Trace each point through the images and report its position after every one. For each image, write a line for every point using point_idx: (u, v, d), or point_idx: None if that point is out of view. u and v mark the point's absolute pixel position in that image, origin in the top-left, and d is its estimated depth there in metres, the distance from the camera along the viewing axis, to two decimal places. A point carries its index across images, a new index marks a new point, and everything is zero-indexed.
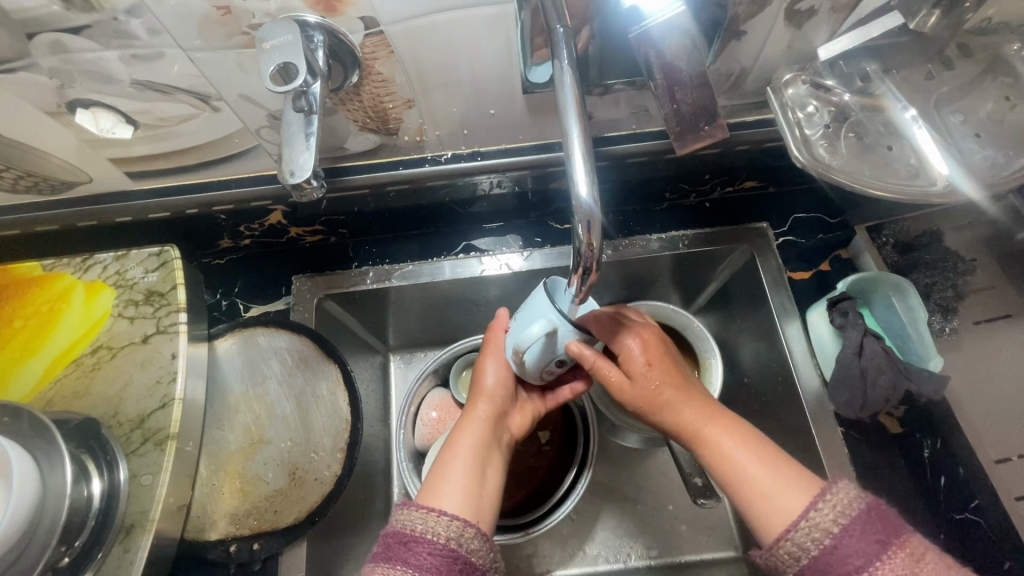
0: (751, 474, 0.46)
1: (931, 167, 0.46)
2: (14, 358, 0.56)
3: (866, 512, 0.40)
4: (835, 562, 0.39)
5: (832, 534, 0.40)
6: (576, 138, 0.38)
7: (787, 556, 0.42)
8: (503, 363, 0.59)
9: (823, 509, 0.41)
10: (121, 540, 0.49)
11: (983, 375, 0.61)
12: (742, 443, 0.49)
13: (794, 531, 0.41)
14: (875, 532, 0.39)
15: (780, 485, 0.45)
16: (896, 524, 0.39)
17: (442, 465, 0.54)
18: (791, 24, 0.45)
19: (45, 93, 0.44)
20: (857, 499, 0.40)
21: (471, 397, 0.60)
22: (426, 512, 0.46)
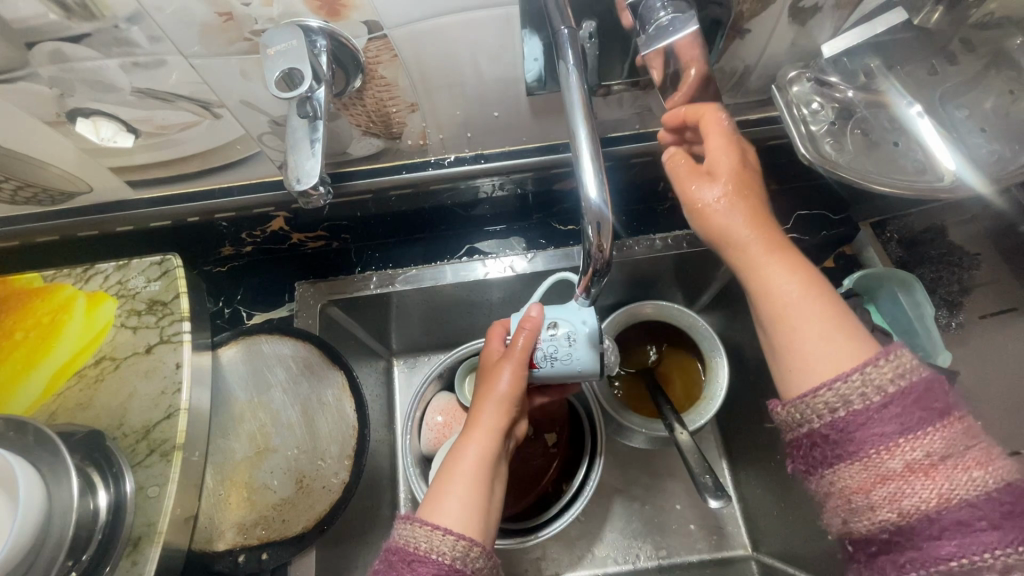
0: (792, 321, 0.41)
1: (937, 162, 0.46)
2: (16, 371, 0.55)
3: (924, 383, 0.36)
4: (869, 420, 0.36)
5: (885, 393, 0.36)
6: (583, 138, 0.38)
7: (818, 405, 0.38)
8: (521, 375, 0.53)
9: (873, 372, 0.36)
10: (128, 553, 0.49)
11: (992, 370, 0.61)
12: (801, 295, 0.42)
13: (837, 385, 0.37)
14: (927, 408, 0.35)
15: (820, 349, 0.40)
16: (950, 406, 0.35)
17: (447, 471, 0.51)
18: (796, 22, 0.45)
19: (45, 103, 0.44)
20: (920, 369, 0.36)
21: (478, 402, 0.54)
22: (429, 531, 0.45)
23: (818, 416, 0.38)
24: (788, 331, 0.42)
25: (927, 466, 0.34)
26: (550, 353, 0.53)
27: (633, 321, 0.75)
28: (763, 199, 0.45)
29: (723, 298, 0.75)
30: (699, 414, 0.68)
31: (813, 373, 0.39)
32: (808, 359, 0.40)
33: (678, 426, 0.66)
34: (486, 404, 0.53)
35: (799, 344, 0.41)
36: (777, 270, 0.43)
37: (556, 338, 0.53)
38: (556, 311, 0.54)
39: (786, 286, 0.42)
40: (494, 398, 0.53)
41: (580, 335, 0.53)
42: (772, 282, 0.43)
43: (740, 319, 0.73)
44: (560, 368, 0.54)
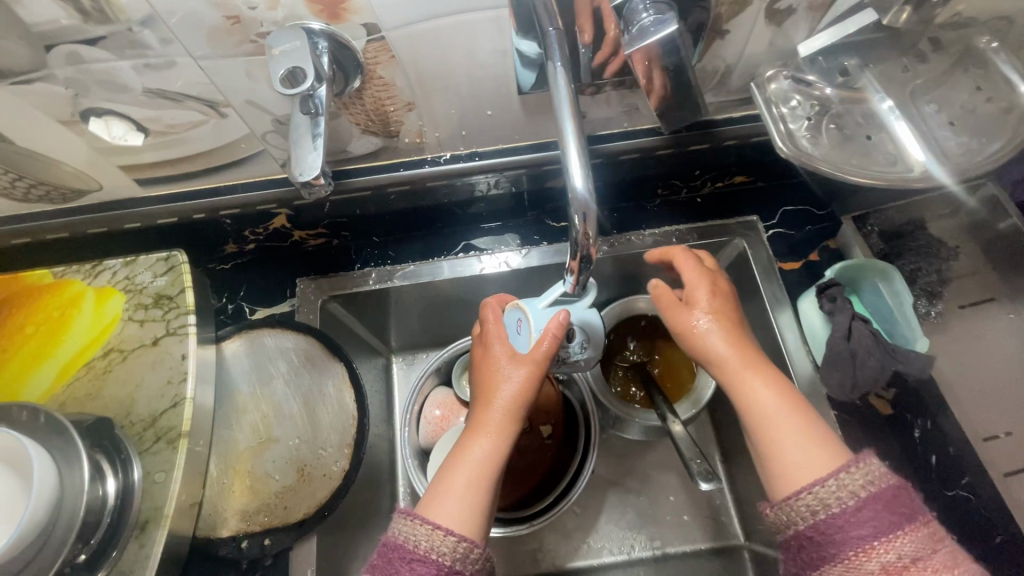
0: (774, 430, 0.46)
1: (907, 155, 0.48)
2: (27, 363, 0.57)
3: (891, 489, 0.40)
4: (845, 525, 0.40)
5: (857, 498, 0.40)
6: (570, 133, 0.40)
7: (803, 509, 0.42)
8: (535, 381, 0.53)
9: (844, 481, 0.41)
10: (136, 535, 0.50)
11: (971, 358, 0.64)
12: (781, 405, 0.47)
13: (814, 490, 0.42)
14: (893, 512, 0.39)
15: (805, 451, 0.45)
16: (916, 511, 0.40)
17: (452, 468, 0.51)
18: (773, 23, 0.48)
19: (60, 103, 0.46)
20: (888, 475, 0.41)
21: (488, 399, 0.54)
22: (430, 531, 0.46)
23: (801, 519, 0.42)
24: (772, 438, 0.46)
25: (899, 567, 0.38)
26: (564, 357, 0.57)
27: (625, 316, 0.77)
28: (744, 331, 0.53)
29: None
30: (691, 404, 0.71)
31: (795, 479, 0.44)
32: (797, 465, 0.44)
33: (671, 416, 0.68)
34: (497, 403, 0.53)
35: (783, 449, 0.45)
36: (758, 378, 0.49)
37: (574, 347, 0.57)
38: (577, 316, 0.56)
39: (765, 395, 0.48)
40: (506, 399, 0.53)
41: (593, 343, 0.58)
42: (755, 395, 0.48)
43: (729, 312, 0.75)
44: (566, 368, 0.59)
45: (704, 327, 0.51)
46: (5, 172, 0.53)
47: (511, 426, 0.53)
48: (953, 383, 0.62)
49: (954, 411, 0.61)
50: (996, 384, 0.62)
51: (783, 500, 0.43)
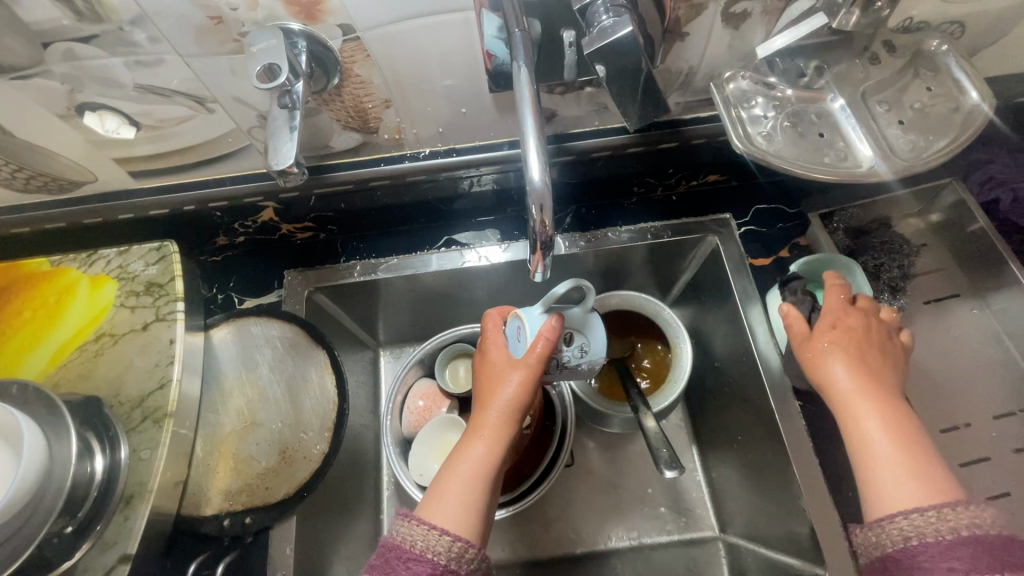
0: (871, 456, 0.48)
1: (856, 152, 0.51)
2: (23, 346, 0.60)
3: (996, 538, 0.41)
4: (934, 554, 0.42)
5: (949, 535, 0.42)
6: (530, 127, 0.43)
7: (894, 534, 0.44)
8: (530, 384, 0.55)
9: (937, 516, 0.43)
10: (122, 509, 0.53)
11: (934, 351, 0.65)
12: (887, 435, 0.48)
13: (904, 518, 0.44)
14: (993, 558, 0.40)
15: (900, 481, 0.45)
16: (1020, 565, 0.40)
17: (448, 471, 0.54)
18: (729, 26, 0.50)
19: (57, 97, 0.49)
20: (997, 528, 0.42)
21: (485, 404, 0.56)
22: (426, 531, 0.49)
23: (888, 542, 0.44)
24: (866, 462, 0.48)
25: None
26: (562, 361, 0.57)
27: (602, 310, 0.78)
28: (873, 353, 0.53)
29: (691, 290, 0.80)
30: (663, 397, 0.72)
31: (886, 503, 0.46)
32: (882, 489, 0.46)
33: (643, 409, 0.70)
34: (492, 407, 0.55)
35: (876, 475, 0.47)
36: (870, 410, 0.49)
37: (572, 349, 0.57)
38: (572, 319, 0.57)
39: (874, 425, 0.49)
40: (501, 403, 0.55)
41: (592, 345, 0.58)
42: (863, 424, 0.49)
43: (704, 307, 0.77)
44: (568, 373, 0.59)
45: (843, 377, 0.51)
46: (6, 164, 0.56)
47: (506, 430, 0.55)
48: (914, 375, 0.64)
49: (914, 402, 0.62)
50: (957, 376, 0.64)
51: (871, 523, 0.46)
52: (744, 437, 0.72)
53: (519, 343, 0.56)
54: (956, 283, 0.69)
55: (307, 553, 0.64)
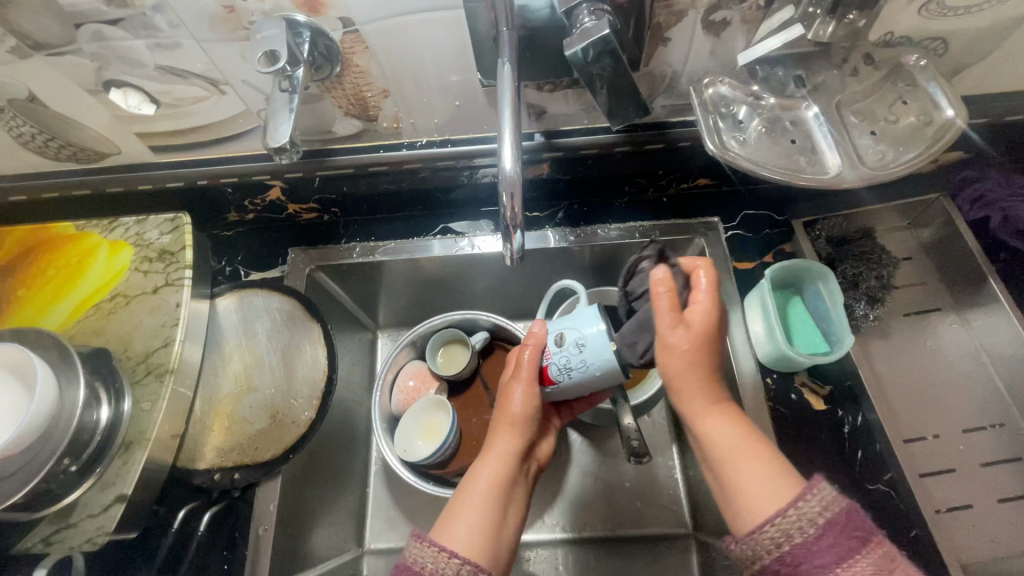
0: (732, 463, 0.46)
1: (824, 159, 0.53)
2: (46, 301, 0.66)
3: (844, 513, 0.39)
4: (814, 555, 0.38)
5: (815, 526, 0.38)
6: (507, 118, 0.46)
7: (766, 540, 0.40)
8: (532, 394, 0.60)
9: (806, 506, 0.39)
10: (121, 454, 0.57)
11: (909, 361, 0.66)
12: (737, 442, 0.47)
13: (774, 523, 0.40)
14: (850, 538, 0.38)
15: (760, 483, 0.43)
16: (869, 534, 0.38)
17: (462, 492, 0.56)
18: (710, 33, 0.52)
19: (86, 73, 0.54)
20: (842, 500, 0.39)
21: (498, 424, 0.61)
22: (436, 552, 0.48)
23: (761, 552, 0.40)
24: (725, 474, 0.46)
25: None
26: (564, 365, 0.57)
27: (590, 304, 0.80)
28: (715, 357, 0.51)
29: None
30: (641, 391, 0.73)
31: (751, 513, 0.42)
32: (747, 495, 0.43)
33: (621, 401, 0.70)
34: (501, 423, 0.60)
35: (740, 483, 0.44)
36: (715, 416, 0.49)
37: (565, 349, 0.56)
38: (563, 323, 0.58)
39: (721, 429, 0.48)
40: (508, 417, 0.60)
41: (587, 338, 0.55)
42: (713, 431, 0.48)
43: None
44: (585, 373, 0.56)
45: (681, 341, 0.49)
46: (39, 133, 0.62)
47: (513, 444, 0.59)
48: (888, 384, 0.65)
49: (883, 409, 0.63)
50: (931, 389, 0.65)
51: (742, 535, 0.41)
52: None
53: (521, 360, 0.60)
54: (938, 297, 0.70)
55: (292, 514, 0.67)
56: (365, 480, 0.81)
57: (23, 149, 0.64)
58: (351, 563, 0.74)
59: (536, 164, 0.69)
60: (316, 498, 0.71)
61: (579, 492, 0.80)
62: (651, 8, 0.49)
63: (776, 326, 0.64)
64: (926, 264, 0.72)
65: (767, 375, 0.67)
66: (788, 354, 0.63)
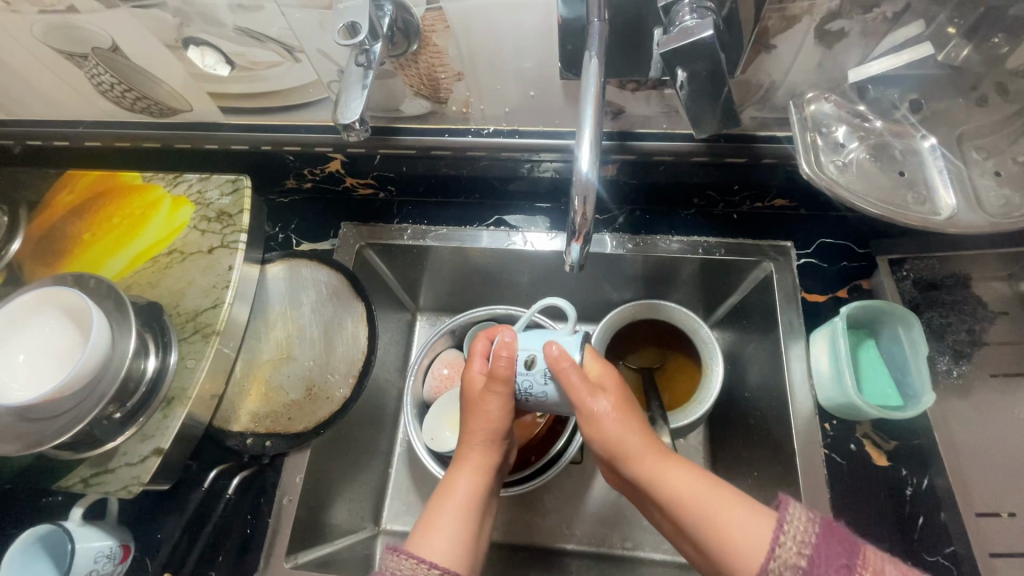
0: (709, 515, 0.46)
1: (937, 197, 0.48)
2: (108, 248, 0.68)
3: (822, 535, 0.41)
4: None
5: (803, 565, 0.40)
6: (588, 118, 0.43)
7: None
8: (510, 406, 0.54)
9: (787, 543, 0.41)
10: (162, 408, 0.58)
11: (989, 426, 0.60)
12: (700, 492, 0.47)
13: (769, 573, 0.41)
14: (838, 553, 0.40)
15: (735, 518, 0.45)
16: (854, 545, 0.40)
17: (435, 501, 0.54)
18: (822, 44, 0.47)
19: (167, 28, 0.54)
20: (813, 523, 0.42)
21: (467, 431, 0.56)
22: (414, 564, 0.47)
23: None
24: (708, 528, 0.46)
25: None
26: (526, 388, 0.52)
27: (640, 316, 0.75)
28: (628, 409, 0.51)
29: (735, 314, 0.76)
30: (683, 416, 0.67)
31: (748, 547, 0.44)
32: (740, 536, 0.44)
33: (662, 426, 0.66)
34: (471, 433, 0.55)
35: (725, 529, 0.45)
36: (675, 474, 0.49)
37: (533, 374, 0.51)
38: (535, 340, 0.53)
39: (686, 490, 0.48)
40: (486, 431, 0.55)
41: (559, 368, 0.51)
42: (678, 489, 0.48)
43: (744, 333, 0.74)
44: (542, 402, 0.53)
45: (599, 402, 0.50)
46: (118, 84, 0.62)
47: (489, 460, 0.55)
48: (962, 449, 0.59)
49: (954, 475, 0.57)
50: (1010, 460, 0.58)
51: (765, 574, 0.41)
52: (760, 474, 0.65)
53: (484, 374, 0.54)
54: None
55: (315, 487, 0.67)
56: (388, 461, 0.81)
57: (102, 98, 0.65)
58: (366, 541, 0.74)
59: (604, 164, 0.66)
60: (339, 473, 0.71)
61: (602, 506, 0.77)
62: (762, 10, 0.45)
63: (845, 368, 0.59)
64: None
65: (825, 420, 0.62)
66: (856, 403, 0.58)
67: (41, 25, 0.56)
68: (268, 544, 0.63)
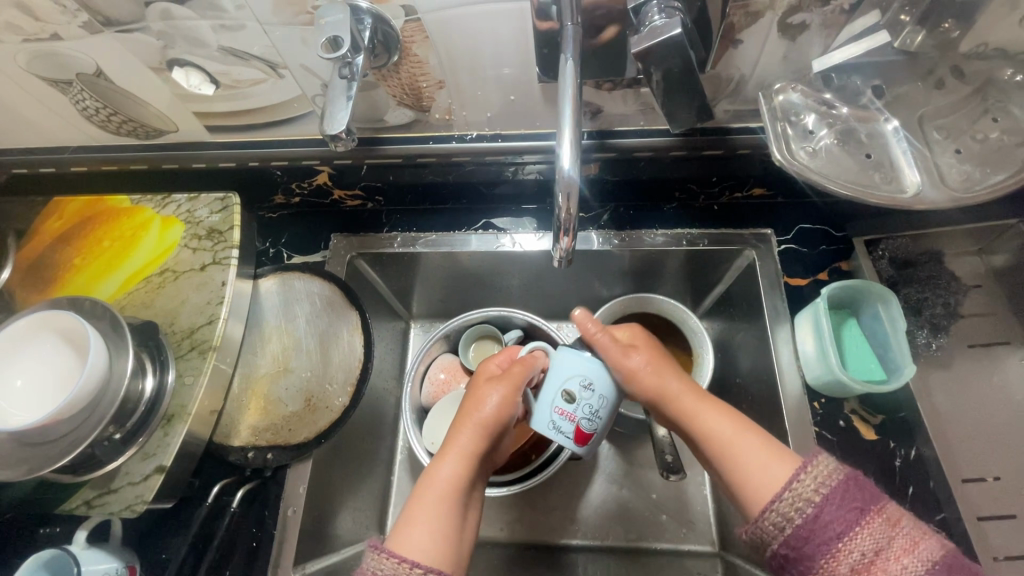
0: (733, 454, 0.51)
1: (904, 177, 0.51)
2: (100, 271, 0.68)
3: (844, 482, 0.43)
4: (818, 525, 0.42)
5: (815, 501, 0.43)
6: (567, 118, 0.44)
7: (772, 523, 0.44)
8: (508, 399, 0.57)
9: (806, 480, 0.44)
10: (162, 426, 0.58)
11: (969, 395, 0.62)
12: (730, 430, 0.52)
13: (778, 502, 0.44)
14: (856, 500, 0.42)
15: (757, 457, 0.50)
16: (876, 498, 0.43)
17: (418, 490, 0.53)
18: (786, 37, 0.49)
19: (151, 51, 0.55)
20: (837, 472, 0.44)
21: (461, 422, 0.57)
22: (396, 564, 0.46)
23: (779, 525, 0.44)
24: (736, 464, 0.50)
25: (898, 549, 0.40)
26: (591, 411, 0.56)
27: (629, 311, 0.77)
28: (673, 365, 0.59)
29: (722, 303, 0.78)
30: None
31: (766, 483, 0.48)
32: (760, 475, 0.49)
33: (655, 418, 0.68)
34: (466, 423, 0.56)
35: (749, 468, 0.49)
36: (706, 412, 0.54)
37: (583, 399, 0.55)
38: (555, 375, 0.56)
39: (719, 425, 0.53)
40: (475, 420, 0.56)
41: (591, 373, 0.55)
42: (711, 427, 0.53)
43: (731, 321, 0.76)
44: (607, 407, 0.57)
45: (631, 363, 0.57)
46: (103, 108, 0.63)
47: (478, 452, 0.56)
48: (945, 419, 0.61)
49: (939, 443, 0.59)
50: (992, 427, 0.60)
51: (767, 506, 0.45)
52: None
53: (547, 431, 0.56)
54: (1006, 329, 0.66)
55: (318, 497, 0.68)
56: (389, 468, 0.81)
57: (87, 123, 0.66)
58: None
59: (586, 162, 0.67)
60: (341, 483, 0.72)
61: (603, 499, 0.78)
62: (726, 7, 0.47)
63: (830, 347, 0.61)
64: (996, 293, 0.67)
65: (815, 399, 0.64)
66: (842, 379, 0.60)
67: (25, 54, 0.56)
68: (274, 557, 0.63)
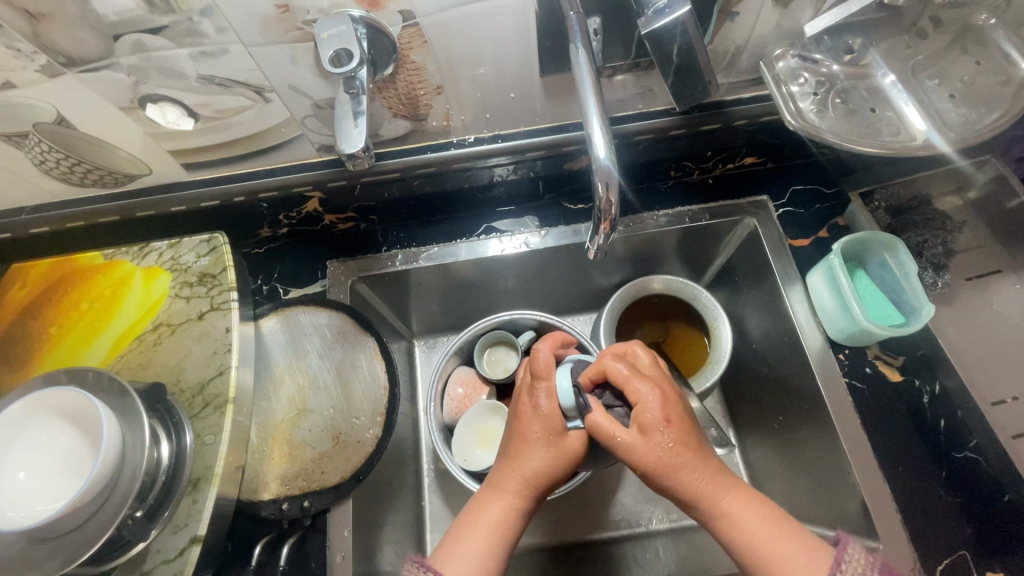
0: (756, 549, 0.46)
1: (909, 125, 0.53)
2: (82, 337, 0.62)
3: (878, 573, 0.43)
4: None
5: None
6: (593, 108, 0.44)
7: None
8: (558, 464, 0.52)
9: (843, 572, 0.43)
10: (189, 492, 0.53)
11: (978, 325, 0.66)
12: (762, 527, 0.47)
13: None
14: None
15: (793, 557, 0.45)
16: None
17: (462, 522, 0.52)
18: (780, 5, 0.50)
19: (122, 89, 0.50)
20: (869, 560, 0.43)
21: (514, 458, 0.53)
22: None
23: None
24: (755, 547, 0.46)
25: None
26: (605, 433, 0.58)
27: (643, 295, 0.77)
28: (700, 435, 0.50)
29: (726, 273, 0.79)
30: (704, 378, 0.70)
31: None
32: (780, 567, 0.44)
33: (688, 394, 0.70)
34: (515, 467, 0.52)
35: (771, 559, 0.45)
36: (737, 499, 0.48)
37: None
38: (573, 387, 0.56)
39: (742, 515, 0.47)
40: (523, 471, 0.52)
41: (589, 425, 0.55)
42: (731, 510, 0.47)
43: (739, 290, 0.77)
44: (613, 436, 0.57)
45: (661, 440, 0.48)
46: (64, 158, 0.57)
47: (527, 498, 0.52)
48: (962, 350, 0.64)
49: (962, 375, 0.62)
50: (1004, 351, 0.64)
51: None
52: (787, 418, 0.68)
53: None
54: (997, 259, 0.70)
55: (361, 535, 0.64)
56: (421, 494, 0.78)
57: (47, 177, 0.60)
58: None
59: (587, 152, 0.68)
60: (379, 517, 0.68)
61: (643, 484, 0.77)
62: None
63: (851, 296, 0.63)
64: (980, 226, 0.71)
65: (839, 351, 0.67)
66: (867, 328, 0.62)
67: None
68: None
